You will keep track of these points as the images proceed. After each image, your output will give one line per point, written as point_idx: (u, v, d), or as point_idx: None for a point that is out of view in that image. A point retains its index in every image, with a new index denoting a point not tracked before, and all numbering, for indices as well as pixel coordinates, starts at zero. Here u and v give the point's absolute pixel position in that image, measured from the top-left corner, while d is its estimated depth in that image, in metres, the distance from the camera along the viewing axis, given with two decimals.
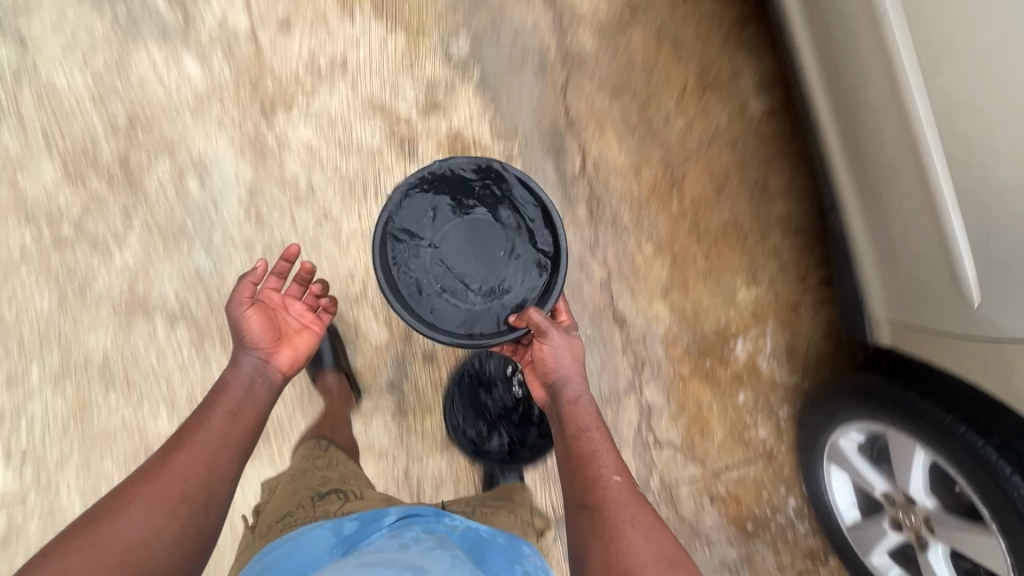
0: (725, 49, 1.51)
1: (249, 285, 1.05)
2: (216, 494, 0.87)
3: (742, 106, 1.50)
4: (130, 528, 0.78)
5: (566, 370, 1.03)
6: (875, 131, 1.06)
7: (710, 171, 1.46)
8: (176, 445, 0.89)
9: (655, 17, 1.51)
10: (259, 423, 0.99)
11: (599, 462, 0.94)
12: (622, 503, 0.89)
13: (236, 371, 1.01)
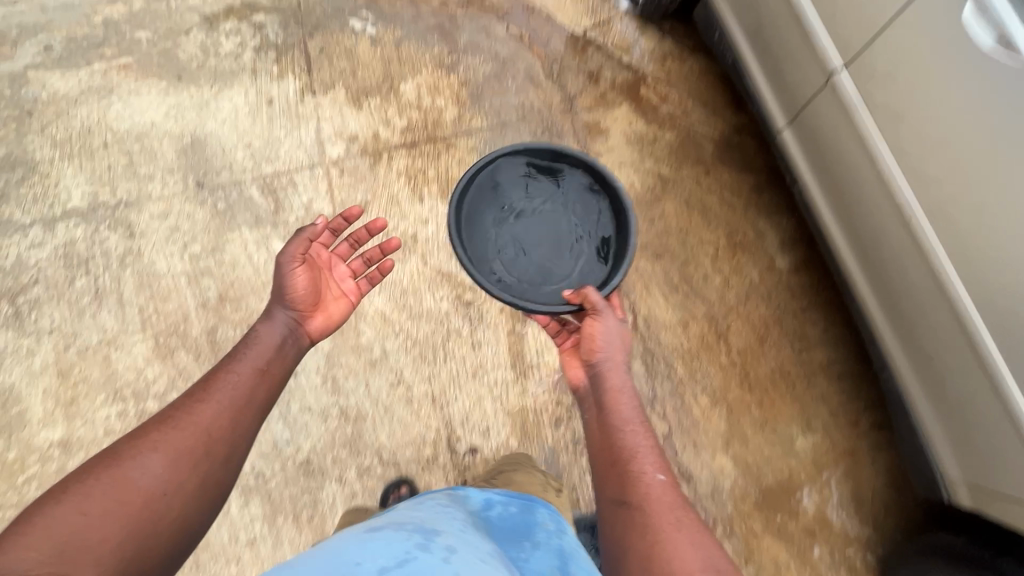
0: (748, 213, 1.72)
1: (303, 242, 1.22)
2: (232, 447, 0.98)
3: (770, 262, 1.66)
4: (151, 472, 0.86)
5: (607, 358, 1.21)
6: (913, 296, 1.25)
7: (752, 321, 1.57)
8: (198, 396, 1.01)
9: (683, 189, 1.72)
10: (281, 379, 1.13)
11: (640, 460, 1.03)
12: (663, 505, 0.95)
13: (270, 325, 1.18)
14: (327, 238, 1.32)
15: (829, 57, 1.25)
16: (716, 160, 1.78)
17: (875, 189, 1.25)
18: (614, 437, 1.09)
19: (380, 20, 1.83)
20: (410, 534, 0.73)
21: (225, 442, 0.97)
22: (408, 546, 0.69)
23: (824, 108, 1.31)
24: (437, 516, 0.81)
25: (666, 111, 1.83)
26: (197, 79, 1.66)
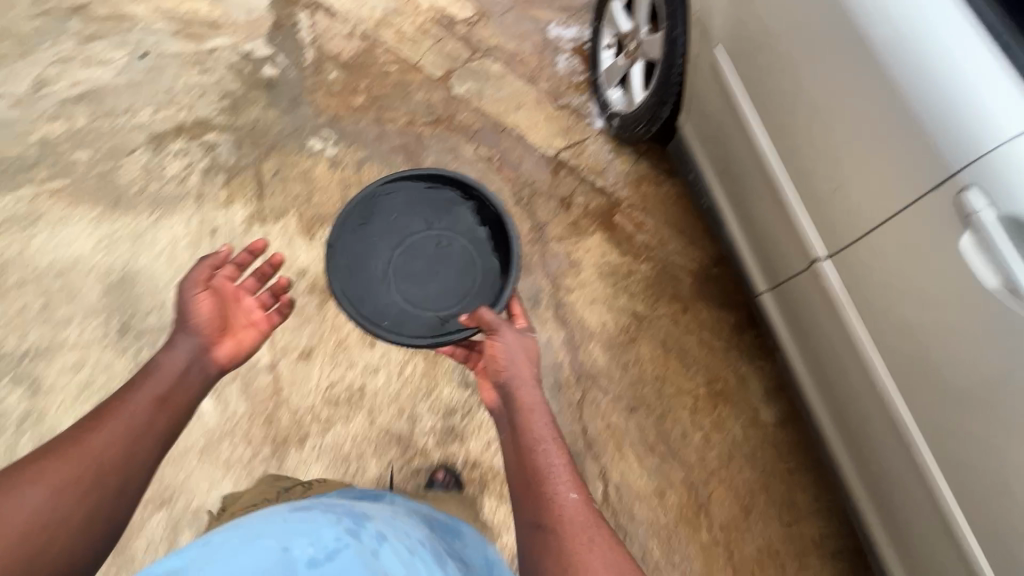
0: (729, 356, 1.59)
1: (207, 272, 1.11)
2: (131, 475, 0.88)
3: (754, 415, 1.52)
4: (30, 505, 0.79)
5: (519, 376, 1.06)
6: (878, 454, 1.19)
7: (735, 488, 1.43)
8: (90, 425, 0.89)
9: (659, 329, 1.61)
10: (188, 407, 0.99)
11: (554, 480, 0.89)
12: (575, 520, 0.84)
13: (171, 354, 1.01)
14: (232, 269, 1.16)
15: (811, 245, 1.17)
16: (694, 296, 1.67)
17: (864, 382, 1.14)
18: (524, 459, 0.94)
19: (341, 140, 1.75)
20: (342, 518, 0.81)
21: (119, 472, 0.87)
22: (338, 534, 0.76)
23: (808, 291, 1.22)
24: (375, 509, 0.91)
25: (641, 240, 1.73)
26: (135, 205, 1.54)
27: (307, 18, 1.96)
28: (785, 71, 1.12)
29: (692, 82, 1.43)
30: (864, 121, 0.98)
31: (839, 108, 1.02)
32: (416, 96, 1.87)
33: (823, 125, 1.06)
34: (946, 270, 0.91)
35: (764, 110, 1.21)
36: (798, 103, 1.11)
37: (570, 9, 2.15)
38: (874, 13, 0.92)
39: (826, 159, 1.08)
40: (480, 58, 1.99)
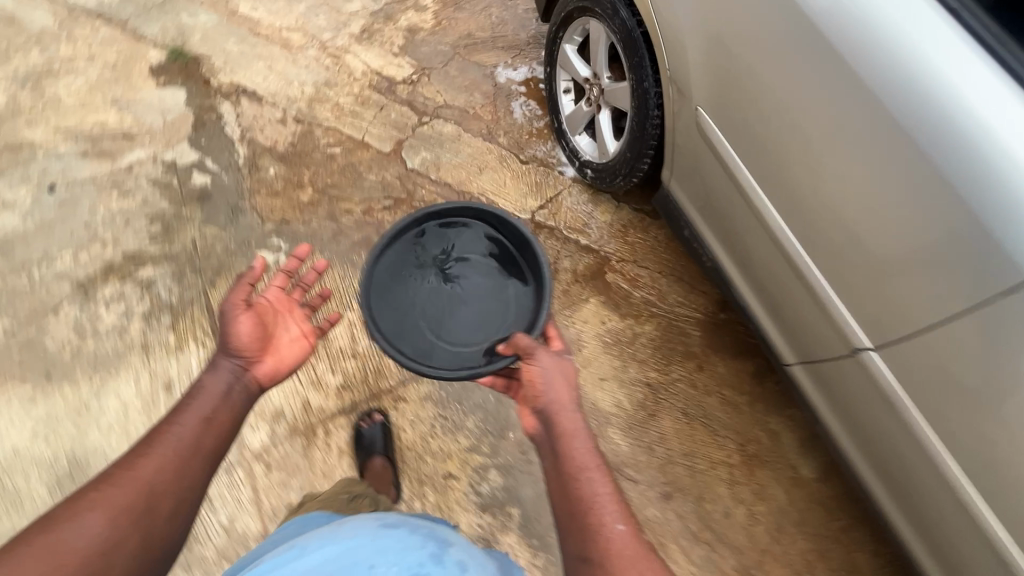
0: (756, 411, 1.48)
1: (247, 290, 1.06)
2: (183, 500, 0.83)
3: (794, 473, 1.41)
4: (89, 534, 0.74)
5: (556, 401, 0.93)
6: (960, 549, 1.03)
7: (789, 563, 1.33)
8: (141, 451, 0.84)
9: (678, 395, 1.48)
10: (235, 427, 0.95)
11: (599, 511, 0.80)
12: (626, 557, 0.75)
13: (214, 376, 0.98)
14: (280, 279, 1.15)
15: (847, 324, 1.02)
16: (706, 349, 1.55)
17: (925, 465, 1.00)
18: (565, 492, 0.84)
19: (295, 245, 1.57)
20: (425, 541, 0.78)
21: (172, 495, 0.82)
22: (421, 560, 0.74)
23: (850, 372, 1.07)
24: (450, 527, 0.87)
25: (639, 296, 1.60)
26: (73, 374, 1.35)
27: (231, 111, 1.77)
28: (795, 135, 0.98)
29: (675, 140, 1.27)
30: (904, 194, 0.85)
31: (869, 180, 0.89)
32: (368, 177, 1.70)
33: (847, 197, 0.93)
34: (1017, 370, 0.79)
35: (768, 176, 1.07)
36: (813, 172, 0.97)
37: (514, 51, 2.01)
38: (909, 76, 0.81)
39: (856, 234, 0.94)
40: (429, 121, 1.83)
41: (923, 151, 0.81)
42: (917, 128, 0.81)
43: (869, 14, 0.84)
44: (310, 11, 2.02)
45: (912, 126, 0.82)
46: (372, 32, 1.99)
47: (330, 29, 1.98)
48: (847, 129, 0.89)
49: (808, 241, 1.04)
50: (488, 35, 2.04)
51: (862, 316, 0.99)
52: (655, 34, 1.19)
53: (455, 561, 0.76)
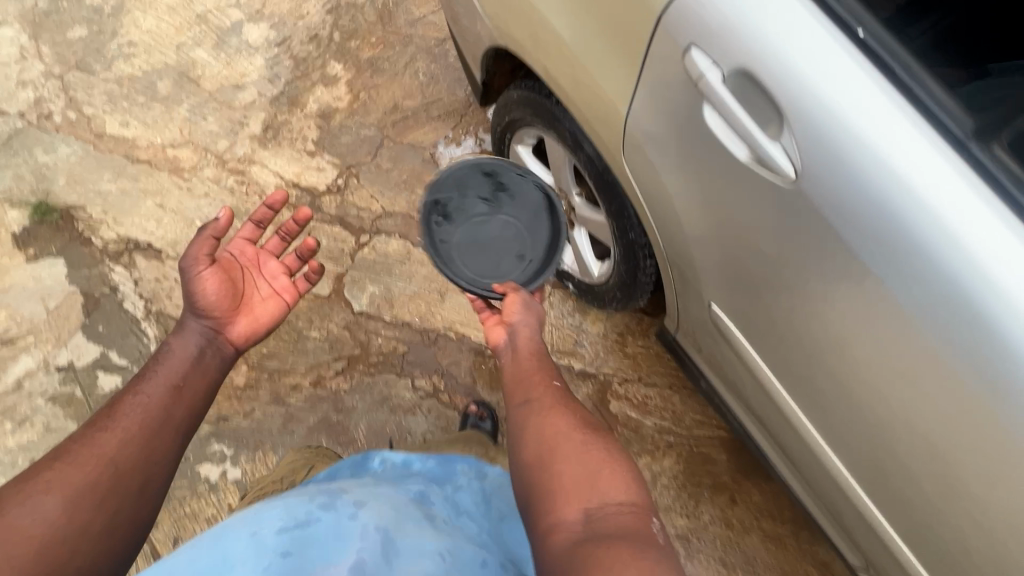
0: (801, 545, 1.30)
1: (210, 241, 0.92)
2: (153, 476, 0.73)
3: None
4: (43, 518, 0.63)
5: (519, 320, 0.90)
6: None
7: None
8: (103, 423, 0.74)
9: (711, 541, 1.31)
10: (208, 397, 0.85)
11: (539, 380, 0.81)
12: (558, 403, 0.77)
13: (182, 338, 0.87)
14: (250, 230, 1.01)
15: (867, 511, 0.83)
16: (737, 477, 1.35)
17: None
18: (509, 376, 0.85)
19: (241, 449, 1.33)
20: (314, 496, 0.77)
21: (141, 471, 0.72)
22: (310, 509, 0.74)
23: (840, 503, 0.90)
24: (348, 482, 0.86)
25: (652, 425, 1.38)
26: None
27: (125, 277, 1.45)
28: (807, 321, 0.72)
29: (670, 286, 0.99)
30: (960, 431, 0.62)
31: (912, 401, 0.65)
32: (310, 335, 1.42)
33: (880, 410, 0.70)
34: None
35: (774, 353, 0.82)
36: (836, 370, 0.72)
37: (454, 119, 1.66)
38: (972, 315, 0.56)
39: (891, 451, 0.72)
40: (369, 240, 1.51)
41: (984, 387, 0.58)
42: (973, 360, 0.58)
43: (906, 205, 0.56)
44: (194, 114, 1.63)
45: (969, 356, 0.58)
46: (277, 129, 1.63)
47: (225, 135, 1.61)
48: (880, 337, 0.64)
49: (828, 436, 0.82)
50: (419, 102, 1.68)
51: (899, 526, 0.79)
52: (632, 192, 0.89)
53: (349, 503, 0.76)
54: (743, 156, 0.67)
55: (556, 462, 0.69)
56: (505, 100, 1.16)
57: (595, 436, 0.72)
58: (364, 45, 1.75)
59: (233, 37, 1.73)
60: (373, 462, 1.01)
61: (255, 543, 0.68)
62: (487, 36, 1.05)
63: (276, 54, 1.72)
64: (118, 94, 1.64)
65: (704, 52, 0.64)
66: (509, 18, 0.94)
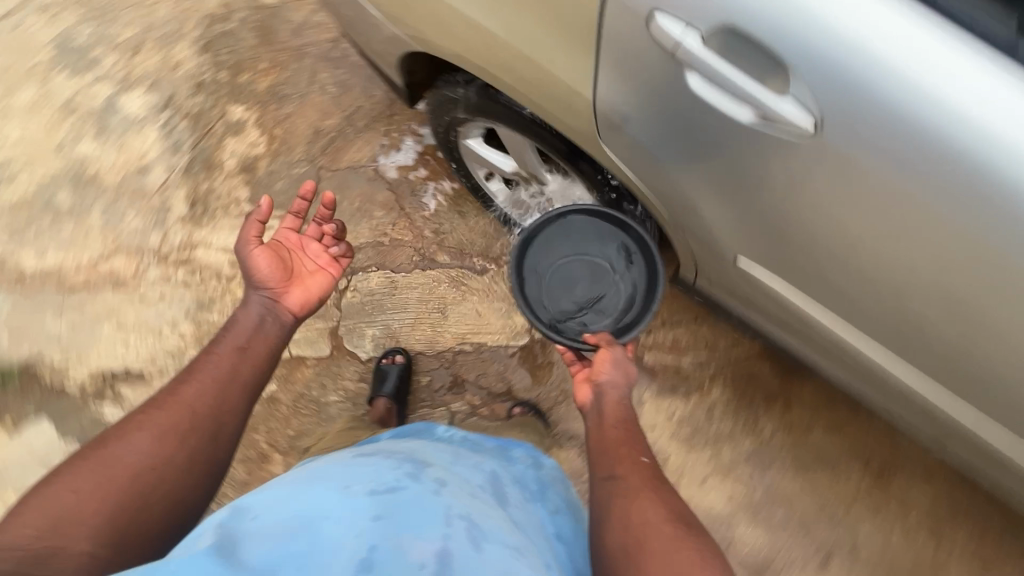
0: (863, 421, 1.33)
1: (258, 225, 0.92)
2: (224, 424, 0.75)
3: (926, 464, 1.30)
4: (138, 451, 0.68)
5: (612, 378, 0.87)
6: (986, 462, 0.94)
7: (967, 557, 1.25)
8: (183, 379, 0.79)
9: (781, 450, 1.32)
10: (273, 361, 0.86)
11: (625, 447, 0.78)
12: (649, 484, 0.72)
13: (245, 310, 0.88)
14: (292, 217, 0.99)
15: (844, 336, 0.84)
16: (786, 381, 1.35)
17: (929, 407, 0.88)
18: (592, 442, 0.81)
19: None
20: (401, 462, 0.73)
21: (211, 421, 0.75)
22: (398, 475, 0.69)
23: (820, 337, 0.91)
24: (427, 450, 0.81)
25: (692, 362, 1.36)
26: None
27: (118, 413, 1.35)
28: (803, 224, 0.68)
29: (687, 248, 0.93)
30: (917, 246, 0.60)
31: (912, 263, 0.62)
32: (330, 400, 1.35)
33: (823, 240, 0.68)
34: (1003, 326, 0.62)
35: (780, 262, 0.78)
36: (773, 216, 0.70)
37: (384, 123, 1.52)
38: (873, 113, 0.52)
39: (842, 274, 0.71)
40: (348, 283, 1.41)
41: (996, 235, 0.54)
42: (981, 213, 0.54)
43: (860, 60, 0.51)
44: (110, 216, 1.47)
45: (975, 210, 0.54)
46: (205, 200, 1.47)
47: (153, 228, 1.46)
48: (847, 205, 0.61)
49: (853, 321, 0.79)
50: (340, 117, 1.53)
51: (905, 357, 0.79)
52: (621, 174, 0.82)
53: (434, 479, 0.71)
54: (750, 120, 0.59)
55: (647, 557, 0.63)
56: (437, 98, 1.07)
57: (688, 531, 0.67)
58: (257, 75, 1.57)
59: (113, 116, 1.53)
60: (438, 429, 0.94)
61: (349, 499, 0.63)
62: (394, 36, 0.94)
63: (168, 118, 1.53)
64: (18, 226, 1.45)
65: (671, 17, 0.56)
66: (431, 26, 0.82)
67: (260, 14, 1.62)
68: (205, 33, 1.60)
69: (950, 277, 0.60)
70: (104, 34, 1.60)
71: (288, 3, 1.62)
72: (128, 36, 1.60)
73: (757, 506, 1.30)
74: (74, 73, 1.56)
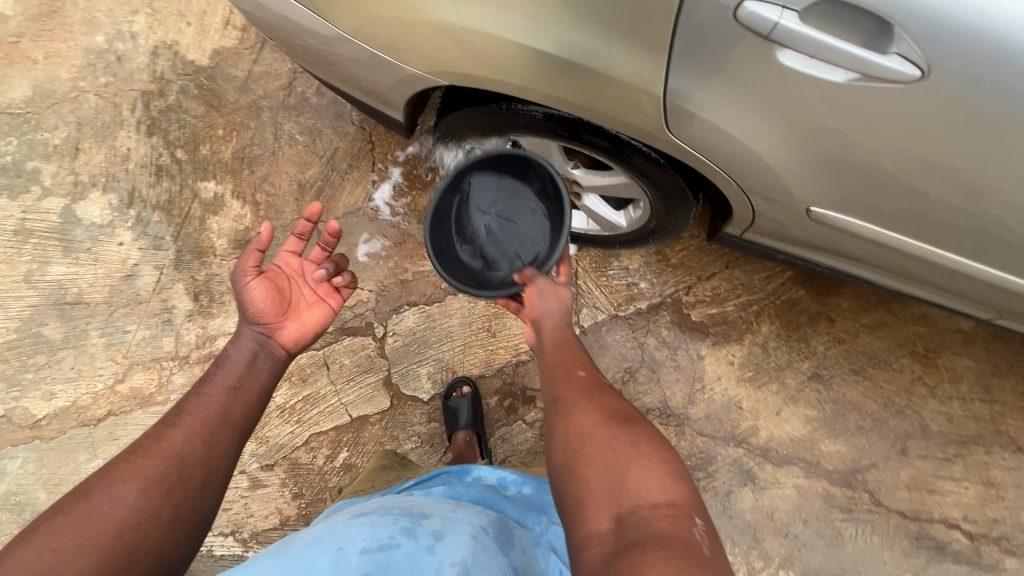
0: (899, 315, 1.42)
1: (256, 254, 0.88)
2: (217, 470, 0.70)
3: (962, 333, 1.40)
4: (123, 505, 0.62)
5: (547, 308, 0.86)
6: (994, 301, 1.07)
7: (1019, 407, 1.37)
8: (169, 422, 0.72)
9: (838, 361, 1.40)
10: (263, 403, 0.81)
11: (557, 365, 0.77)
12: (588, 389, 0.72)
13: (237, 344, 0.84)
14: (293, 242, 0.95)
15: (851, 225, 0.96)
16: (823, 299, 1.42)
17: (926, 268, 1.03)
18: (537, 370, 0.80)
19: None
20: (396, 516, 0.72)
21: (204, 463, 0.70)
22: (393, 530, 0.69)
23: (830, 237, 1.02)
24: (429, 503, 0.79)
25: (735, 307, 1.41)
26: None
27: None
28: (846, 140, 0.80)
29: (750, 208, 1.01)
30: (915, 113, 0.73)
31: (914, 130, 0.75)
32: (407, 449, 1.34)
33: (837, 134, 0.79)
34: (990, 168, 0.77)
35: (824, 187, 0.89)
36: (792, 124, 0.80)
37: (367, 158, 1.45)
38: (887, 15, 0.65)
39: (854, 159, 0.82)
40: (385, 329, 1.38)
41: (996, 103, 0.69)
42: (989, 88, 0.68)
43: None
44: (111, 334, 1.36)
45: (1002, 96, 0.68)
46: (208, 288, 1.39)
47: (162, 332, 1.36)
48: (859, 94, 0.73)
49: (883, 220, 0.93)
50: (321, 165, 1.45)
51: (910, 228, 0.93)
52: (687, 154, 0.90)
53: (431, 532, 0.70)
54: (846, 80, 0.72)
55: (587, 466, 0.63)
56: (457, 118, 1.06)
57: (622, 422, 0.66)
58: (217, 143, 1.46)
59: (77, 229, 1.41)
60: (472, 471, 0.96)
61: (344, 559, 0.64)
62: (419, 76, 0.95)
63: (137, 215, 1.42)
64: (14, 374, 1.34)
65: (760, 3, 0.67)
66: (485, 63, 0.87)
67: (198, 78, 1.50)
68: (146, 114, 1.48)
69: (948, 133, 0.74)
70: (34, 143, 1.46)
71: (225, 58, 1.51)
72: (62, 138, 1.46)
73: (829, 418, 1.37)
74: (16, 194, 1.43)
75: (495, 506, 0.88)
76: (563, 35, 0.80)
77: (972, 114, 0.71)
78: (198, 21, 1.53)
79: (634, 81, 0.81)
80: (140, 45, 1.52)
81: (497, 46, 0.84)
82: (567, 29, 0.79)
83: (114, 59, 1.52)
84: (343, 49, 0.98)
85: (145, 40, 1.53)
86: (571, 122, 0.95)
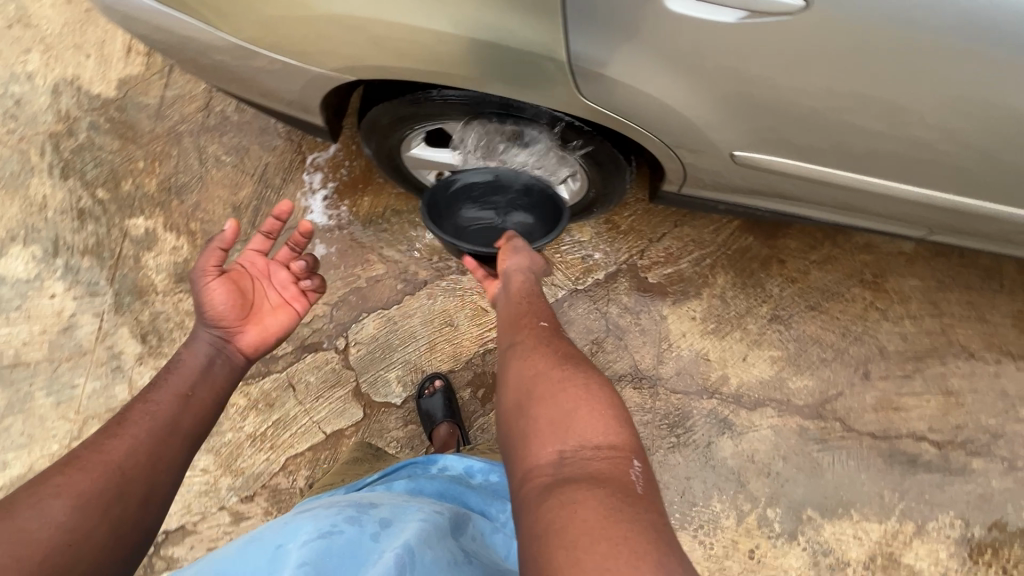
0: (844, 246, 1.46)
1: (219, 252, 0.84)
2: (158, 489, 0.68)
3: (904, 255, 1.46)
4: (52, 524, 0.59)
5: (518, 264, 0.91)
6: (922, 218, 1.11)
7: (965, 316, 1.44)
8: (113, 430, 0.69)
9: (793, 300, 1.44)
10: (214, 415, 0.79)
11: (519, 318, 0.80)
12: (547, 339, 0.75)
13: (192, 347, 0.81)
14: (259, 240, 0.91)
15: (777, 165, 0.98)
16: (771, 243, 1.45)
17: (857, 196, 1.06)
18: (502, 320, 0.84)
19: None
20: (342, 508, 0.71)
21: (144, 480, 0.67)
22: (335, 521, 0.68)
23: (758, 180, 1.05)
24: (379, 494, 0.79)
25: (689, 264, 1.44)
26: None
27: None
28: (752, 81, 0.80)
29: (681, 164, 1.02)
30: (810, 44, 0.74)
31: (812, 60, 0.76)
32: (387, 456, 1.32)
33: (742, 75, 0.80)
34: (891, 88, 0.79)
35: (748, 130, 0.90)
36: (699, 72, 0.80)
37: (300, 169, 1.41)
38: None
39: (764, 99, 0.83)
40: (347, 340, 1.35)
41: (883, 23, 0.70)
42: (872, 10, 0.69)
43: None
44: (58, 391, 1.30)
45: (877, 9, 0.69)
46: (155, 328, 1.33)
47: (113, 381, 1.31)
48: (753, 32, 0.74)
49: (807, 155, 0.95)
50: (253, 183, 1.40)
51: (833, 160, 0.95)
52: (608, 118, 0.90)
53: (377, 521, 0.70)
54: (736, 20, 0.73)
55: (536, 405, 0.65)
56: (379, 113, 1.03)
57: (574, 368, 0.68)
58: (140, 176, 1.40)
59: (3, 288, 1.34)
60: (436, 462, 0.96)
61: (280, 555, 0.63)
62: (327, 76, 0.92)
63: (65, 263, 1.35)
64: None
65: None
66: (385, 52, 0.85)
67: (108, 111, 1.43)
68: (57, 156, 1.40)
69: (844, 59, 0.75)
70: None
71: (133, 87, 1.44)
72: None
73: (793, 355, 1.41)
74: None
75: (454, 496, 0.88)
76: (456, 12, 0.78)
77: (862, 37, 0.72)
78: (98, 52, 1.46)
79: (540, 52, 0.80)
80: (39, 85, 1.44)
81: (393, 31, 0.82)
82: (459, 5, 0.77)
83: (12, 104, 1.43)
84: (242, 58, 0.94)
85: (43, 79, 1.44)
86: (487, 103, 0.94)
